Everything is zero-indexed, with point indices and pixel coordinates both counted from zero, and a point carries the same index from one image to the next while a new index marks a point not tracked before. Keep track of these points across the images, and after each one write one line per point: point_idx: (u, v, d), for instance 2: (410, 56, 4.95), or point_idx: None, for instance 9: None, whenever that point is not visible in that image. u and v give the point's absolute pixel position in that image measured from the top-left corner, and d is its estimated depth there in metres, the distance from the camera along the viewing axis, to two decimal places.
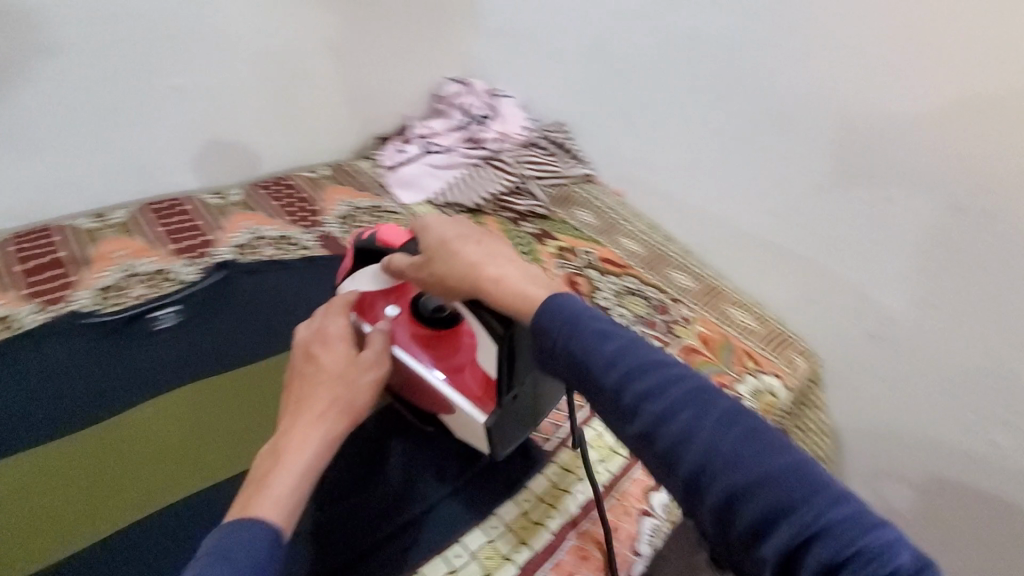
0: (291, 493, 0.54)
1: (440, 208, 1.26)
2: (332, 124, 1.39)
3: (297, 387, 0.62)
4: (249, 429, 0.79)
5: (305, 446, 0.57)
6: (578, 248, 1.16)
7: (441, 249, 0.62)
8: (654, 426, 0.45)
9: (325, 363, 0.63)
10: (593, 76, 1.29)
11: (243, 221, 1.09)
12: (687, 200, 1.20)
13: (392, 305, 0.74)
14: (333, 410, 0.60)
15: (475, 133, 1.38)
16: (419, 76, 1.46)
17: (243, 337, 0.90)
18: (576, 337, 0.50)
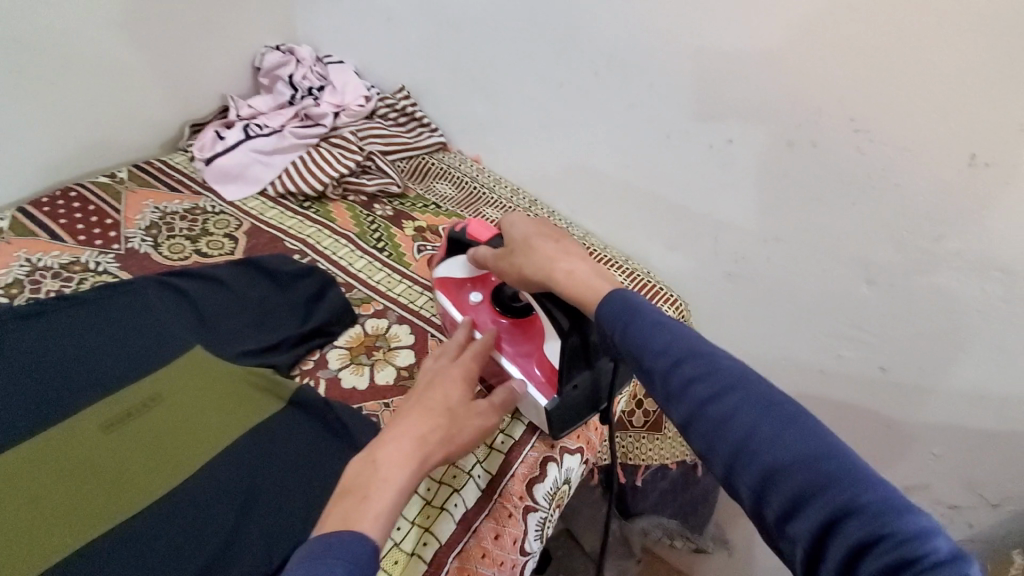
0: (382, 512, 0.50)
1: (275, 200, 1.09)
2: (124, 118, 1.16)
3: (405, 407, 0.60)
4: (28, 529, 0.60)
5: (401, 469, 0.53)
6: (438, 226, 1.07)
7: (529, 242, 0.65)
8: (696, 408, 0.46)
9: (440, 389, 0.61)
10: (427, 32, 1.18)
11: (14, 252, 0.90)
12: (544, 159, 1.14)
13: (477, 293, 0.77)
14: (439, 440, 0.57)
15: (307, 107, 1.21)
16: (227, 48, 1.25)
17: (27, 401, 0.69)
18: (636, 325, 0.52)
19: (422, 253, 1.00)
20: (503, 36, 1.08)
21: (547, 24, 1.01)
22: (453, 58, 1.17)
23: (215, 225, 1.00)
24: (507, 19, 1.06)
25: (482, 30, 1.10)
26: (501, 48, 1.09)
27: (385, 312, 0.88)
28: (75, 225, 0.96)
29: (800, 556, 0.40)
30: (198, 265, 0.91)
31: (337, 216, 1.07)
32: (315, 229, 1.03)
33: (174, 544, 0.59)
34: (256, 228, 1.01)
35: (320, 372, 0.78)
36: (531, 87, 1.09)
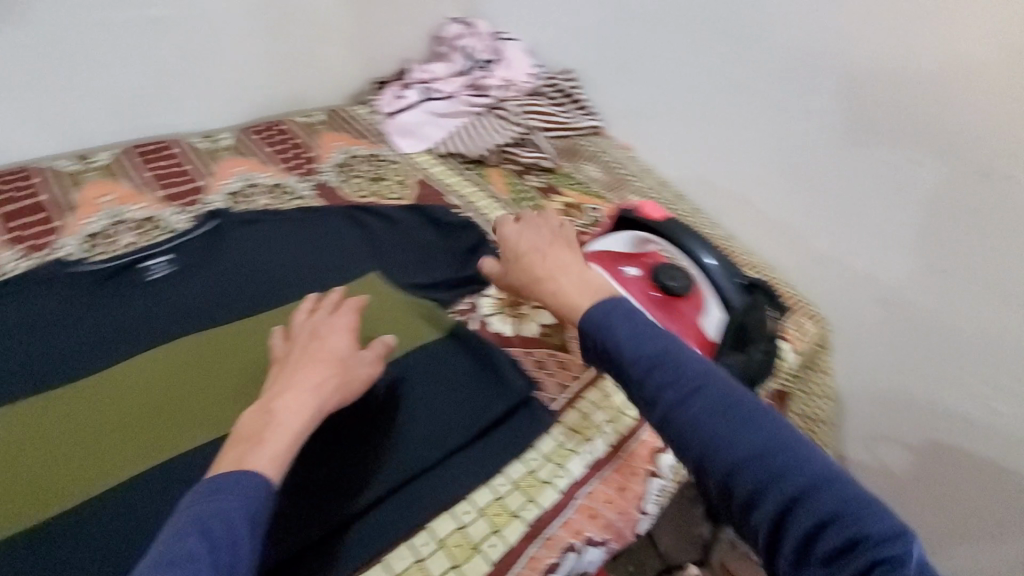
0: (284, 453, 0.55)
1: (442, 158, 1.19)
2: (326, 68, 1.30)
3: (292, 364, 0.63)
4: (227, 391, 0.70)
5: (301, 416, 0.58)
6: (585, 205, 1.12)
7: (522, 255, 0.72)
8: (669, 408, 0.50)
9: (326, 345, 0.65)
10: (610, 26, 1.25)
11: (234, 167, 1.05)
12: (703, 160, 1.17)
13: (634, 268, 0.83)
14: (326, 388, 0.61)
15: (479, 79, 1.30)
16: (419, 14, 1.36)
17: (247, 289, 0.83)
18: (613, 330, 0.55)
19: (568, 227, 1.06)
20: (686, 31, 1.13)
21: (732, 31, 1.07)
22: (627, 50, 1.23)
23: (391, 172, 1.12)
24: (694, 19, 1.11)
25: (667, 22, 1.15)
26: (681, 44, 1.14)
27: (531, 272, 0.94)
28: (282, 154, 1.11)
29: (761, 540, 0.45)
30: (376, 204, 1.03)
31: (493, 181, 1.15)
32: (473, 189, 1.11)
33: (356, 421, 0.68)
34: (424, 181, 1.12)
35: (473, 314, 0.86)
36: (703, 84, 1.13)
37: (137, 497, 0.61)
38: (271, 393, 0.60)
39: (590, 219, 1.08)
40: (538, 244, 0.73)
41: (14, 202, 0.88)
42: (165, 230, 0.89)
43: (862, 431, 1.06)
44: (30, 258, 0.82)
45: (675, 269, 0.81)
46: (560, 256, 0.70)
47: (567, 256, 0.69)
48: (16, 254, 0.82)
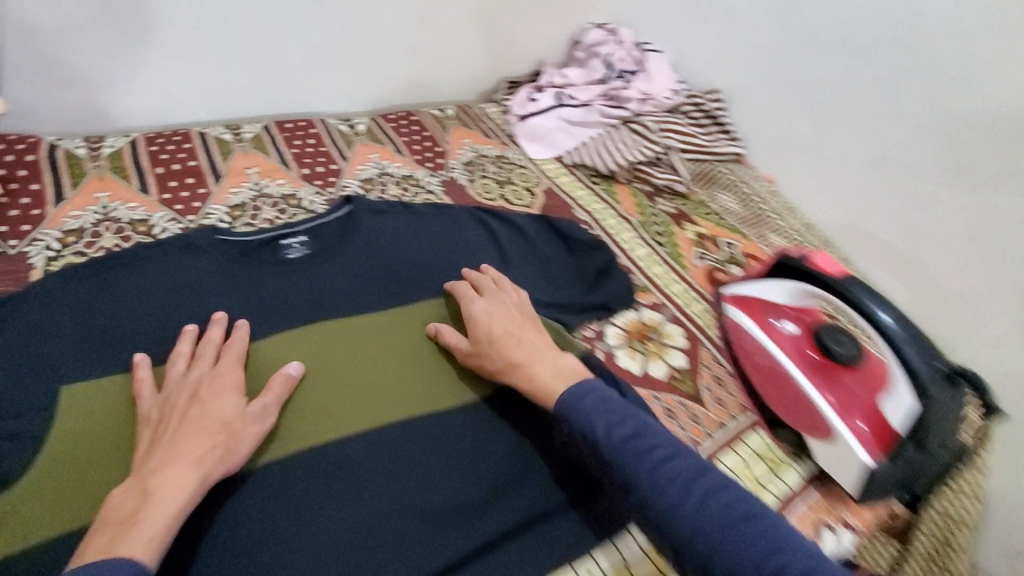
0: (162, 532, 0.50)
1: (569, 168, 1.14)
2: (462, 62, 1.28)
3: (171, 429, 0.57)
4: (368, 384, 0.69)
5: (181, 491, 0.53)
6: (720, 238, 1.03)
7: (493, 337, 0.70)
8: (643, 488, 0.55)
9: (214, 407, 0.60)
10: (775, 49, 1.14)
11: (369, 153, 1.05)
12: (861, 210, 1.07)
13: (793, 324, 0.77)
14: (210, 454, 0.56)
15: (617, 89, 1.22)
16: (563, 16, 1.31)
17: (379, 283, 0.81)
18: (592, 418, 0.60)
19: (701, 260, 0.97)
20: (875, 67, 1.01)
21: (933, 75, 0.95)
22: (790, 76, 1.13)
23: (518, 177, 1.08)
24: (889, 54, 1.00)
25: (854, 56, 1.04)
26: (863, 80, 1.03)
27: (660, 306, 0.88)
28: (414, 146, 1.10)
29: None
30: (503, 210, 0.99)
31: (622, 199, 1.08)
32: (601, 206, 1.05)
33: (479, 447, 0.67)
34: (552, 191, 1.07)
35: (597, 343, 0.80)
36: (881, 130, 1.02)
37: (273, 484, 0.60)
38: (148, 466, 0.55)
39: (725, 255, 1.00)
40: (510, 328, 0.70)
41: (169, 163, 0.91)
42: (304, 208, 0.90)
43: (1005, 545, 0.89)
44: (181, 220, 0.84)
45: (843, 334, 0.73)
46: (533, 341, 0.69)
47: (538, 341, 0.70)
48: (169, 215, 0.84)
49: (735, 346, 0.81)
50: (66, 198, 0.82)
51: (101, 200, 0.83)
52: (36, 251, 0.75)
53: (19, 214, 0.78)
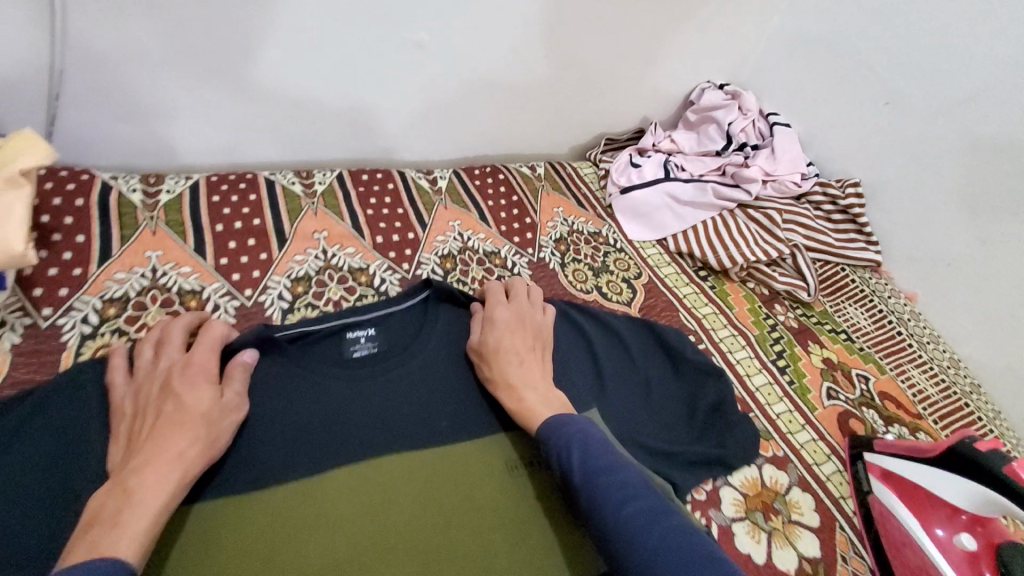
0: (147, 531, 0.47)
1: (673, 256, 0.99)
2: (561, 116, 1.13)
3: (148, 426, 0.54)
4: (443, 545, 0.57)
5: (165, 487, 0.50)
6: (852, 369, 0.87)
7: (499, 346, 0.68)
8: (605, 518, 0.52)
9: (186, 392, 0.57)
10: (937, 151, 0.95)
11: (450, 219, 0.92)
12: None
13: (969, 537, 0.61)
14: (190, 450, 0.53)
15: (735, 166, 1.06)
16: (679, 74, 1.15)
17: (455, 403, 0.67)
18: (568, 442, 0.58)
19: (832, 402, 0.81)
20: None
21: None
22: (946, 183, 0.94)
23: (615, 263, 0.94)
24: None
25: None
26: None
27: (786, 462, 0.72)
28: (500, 214, 0.96)
29: None
30: (600, 308, 0.85)
31: (734, 302, 0.93)
32: (710, 311, 0.90)
33: None
34: (653, 286, 0.92)
35: (711, 511, 0.66)
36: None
37: None
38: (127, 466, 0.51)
39: (858, 393, 0.84)
40: (515, 348, 0.68)
41: (230, 220, 0.80)
42: (375, 291, 0.78)
43: None
44: (236, 296, 0.73)
45: None
46: (531, 370, 0.67)
47: (538, 374, 0.68)
48: (224, 287, 0.73)
49: (880, 532, 0.66)
50: (113, 256, 0.71)
51: (151, 260, 0.73)
52: (70, 327, 0.64)
53: (56, 275, 0.67)
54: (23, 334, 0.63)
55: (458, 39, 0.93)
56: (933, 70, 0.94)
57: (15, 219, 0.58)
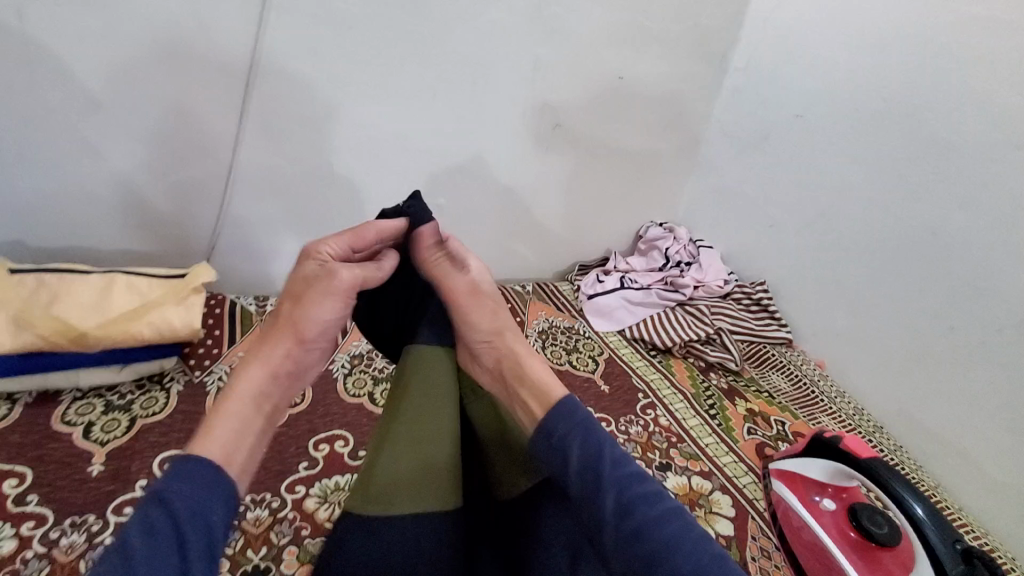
0: (231, 422, 0.55)
1: (631, 341, 1.30)
2: (544, 251, 1.52)
3: (273, 323, 0.63)
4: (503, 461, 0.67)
5: (252, 384, 0.58)
6: (771, 415, 1.11)
7: (463, 298, 0.69)
8: (643, 525, 0.52)
9: (300, 282, 0.64)
10: (816, 257, 1.30)
11: None
12: (908, 403, 1.15)
13: (832, 501, 0.84)
14: (281, 351, 0.61)
15: (674, 277, 1.43)
16: (630, 217, 1.56)
17: None
18: (592, 435, 0.59)
19: (751, 435, 1.06)
20: (908, 280, 1.13)
21: (960, 291, 1.06)
22: (831, 279, 1.27)
23: (583, 346, 1.25)
24: (926, 267, 1.11)
25: (890, 266, 1.16)
26: (898, 286, 1.15)
27: (710, 474, 0.95)
28: None
29: None
30: (571, 376, 1.14)
31: (677, 371, 1.22)
32: (658, 376, 1.19)
33: None
34: (613, 360, 1.23)
35: None
36: (923, 328, 1.12)
37: None
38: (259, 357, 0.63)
39: (776, 432, 1.08)
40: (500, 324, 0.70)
41: None
42: None
43: None
44: None
45: (878, 515, 0.79)
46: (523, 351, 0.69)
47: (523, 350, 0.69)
48: None
49: (783, 523, 0.85)
50: (237, 341, 1.06)
51: None
52: (212, 381, 0.97)
53: (203, 351, 1.01)
54: (184, 385, 0.95)
55: (465, 203, 1.35)
56: (804, 203, 1.32)
57: (196, 309, 0.96)
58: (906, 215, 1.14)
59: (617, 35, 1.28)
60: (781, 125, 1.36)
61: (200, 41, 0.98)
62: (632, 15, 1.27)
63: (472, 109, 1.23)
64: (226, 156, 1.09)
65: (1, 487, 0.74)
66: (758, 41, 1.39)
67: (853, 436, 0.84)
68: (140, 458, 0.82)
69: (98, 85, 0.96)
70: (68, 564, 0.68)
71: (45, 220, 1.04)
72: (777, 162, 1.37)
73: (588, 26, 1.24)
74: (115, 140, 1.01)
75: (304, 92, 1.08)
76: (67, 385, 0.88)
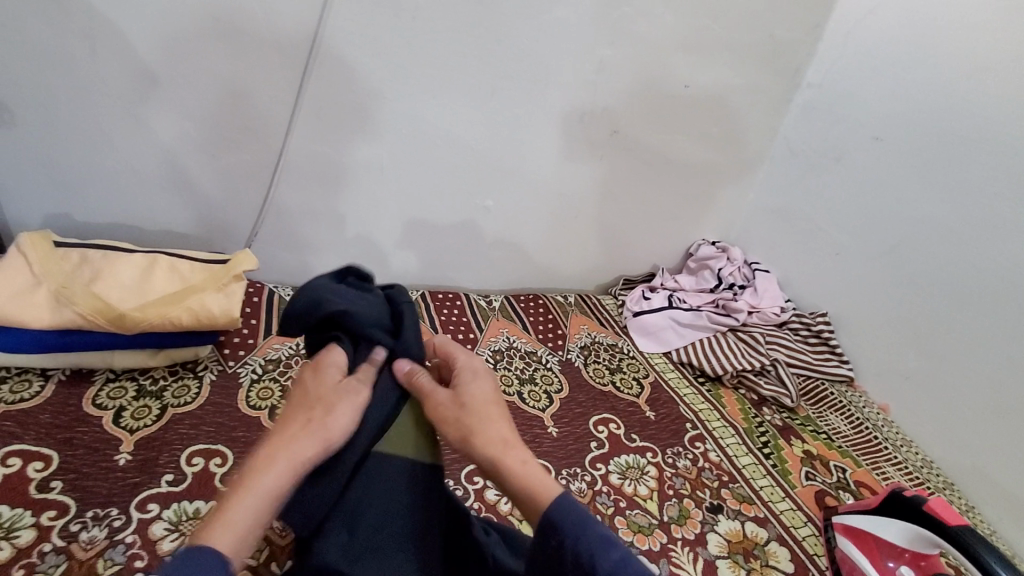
0: (243, 527, 0.43)
1: (677, 366, 1.23)
2: (591, 262, 1.46)
3: (289, 417, 0.51)
4: None
5: (271, 486, 0.45)
6: (830, 460, 1.03)
7: (473, 408, 0.54)
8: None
9: (317, 387, 0.53)
10: (886, 291, 1.21)
11: (501, 327, 1.20)
12: (983, 460, 1.06)
13: (910, 569, 0.76)
14: (305, 454, 0.48)
15: (726, 300, 1.36)
16: (682, 234, 1.49)
17: None
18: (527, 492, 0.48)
19: (809, 481, 0.97)
20: (993, 325, 1.04)
21: None
22: (902, 316, 1.18)
23: (628, 367, 1.18)
24: (1011, 311, 1.02)
25: (972, 308, 1.07)
26: (980, 331, 1.06)
27: (766, 521, 0.88)
28: (539, 326, 1.23)
29: None
30: (614, 398, 1.07)
31: (727, 402, 1.14)
32: (707, 406, 1.11)
33: None
34: (659, 384, 1.15)
35: (699, 548, 0.82)
36: (1007, 379, 1.02)
37: None
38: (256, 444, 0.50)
39: (835, 479, 0.99)
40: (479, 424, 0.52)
41: None
42: None
43: None
44: None
45: None
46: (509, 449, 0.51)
47: (506, 447, 0.51)
48: None
49: None
50: (273, 332, 1.02)
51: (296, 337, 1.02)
52: (245, 373, 0.93)
53: (239, 341, 0.98)
54: (217, 375, 0.91)
55: (516, 206, 1.30)
56: (877, 233, 1.23)
57: (236, 297, 0.92)
58: (994, 255, 1.04)
59: (686, 40, 1.21)
60: (856, 146, 1.27)
61: (259, 21, 0.95)
62: (703, 19, 1.19)
63: (528, 108, 1.18)
64: (276, 143, 1.06)
65: (26, 469, 0.71)
66: (836, 55, 1.30)
67: (938, 498, 0.77)
68: (168, 450, 0.78)
69: (158, 63, 0.94)
70: (86, 562, 0.64)
71: (93, 194, 1.03)
72: (850, 185, 1.28)
73: (656, 27, 1.17)
74: (166, 118, 0.99)
75: (359, 79, 1.04)
76: (100, 365, 0.86)
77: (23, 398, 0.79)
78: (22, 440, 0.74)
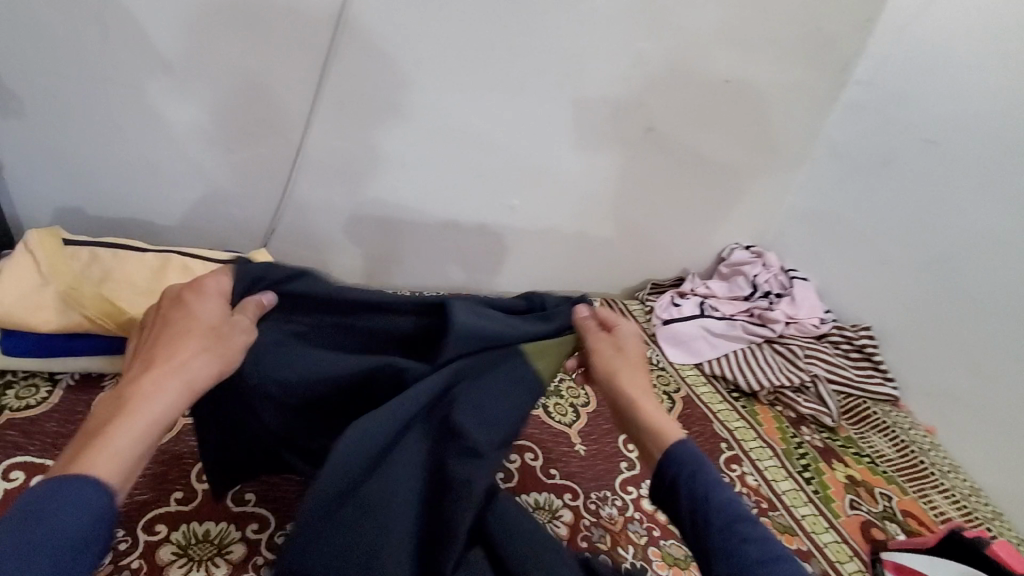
0: (134, 446, 0.48)
1: (709, 379, 1.17)
2: (618, 265, 1.39)
3: (162, 341, 0.56)
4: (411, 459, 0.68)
5: (161, 405, 0.51)
6: (875, 487, 0.97)
7: (628, 354, 0.69)
8: (700, 521, 0.54)
9: (200, 319, 0.59)
10: (936, 305, 1.13)
11: None
12: None
13: None
14: (194, 379, 0.54)
15: (761, 309, 1.29)
16: (714, 237, 1.41)
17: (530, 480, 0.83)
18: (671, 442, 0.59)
19: (855, 511, 0.91)
20: None
21: None
22: (953, 333, 1.10)
23: (657, 379, 1.12)
24: None
25: None
26: None
27: (810, 555, 0.82)
28: None
29: None
30: None
31: (763, 420, 1.07)
32: (742, 425, 1.05)
33: None
34: (691, 399, 1.09)
35: None
36: None
37: None
38: (127, 373, 0.54)
39: (881, 508, 0.94)
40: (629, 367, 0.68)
41: None
42: None
43: None
44: None
45: None
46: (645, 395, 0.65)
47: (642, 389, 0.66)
48: None
49: None
50: None
51: None
52: None
53: None
54: None
55: (541, 205, 1.23)
56: (928, 242, 1.15)
57: None
58: None
59: (728, 32, 1.13)
60: (908, 149, 1.19)
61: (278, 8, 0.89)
62: (748, 10, 1.11)
63: (559, 103, 1.11)
64: (294, 137, 1.01)
65: (30, 483, 0.67)
66: (889, 49, 1.20)
67: (1002, 543, 0.73)
68: (178, 465, 0.74)
69: (174, 51, 0.89)
70: None
71: (105, 187, 0.98)
72: (901, 191, 1.20)
73: (698, 18, 1.09)
74: (180, 110, 0.94)
75: (382, 70, 0.98)
76: (109, 370, 0.82)
77: (29, 404, 0.76)
78: (27, 452, 0.70)
